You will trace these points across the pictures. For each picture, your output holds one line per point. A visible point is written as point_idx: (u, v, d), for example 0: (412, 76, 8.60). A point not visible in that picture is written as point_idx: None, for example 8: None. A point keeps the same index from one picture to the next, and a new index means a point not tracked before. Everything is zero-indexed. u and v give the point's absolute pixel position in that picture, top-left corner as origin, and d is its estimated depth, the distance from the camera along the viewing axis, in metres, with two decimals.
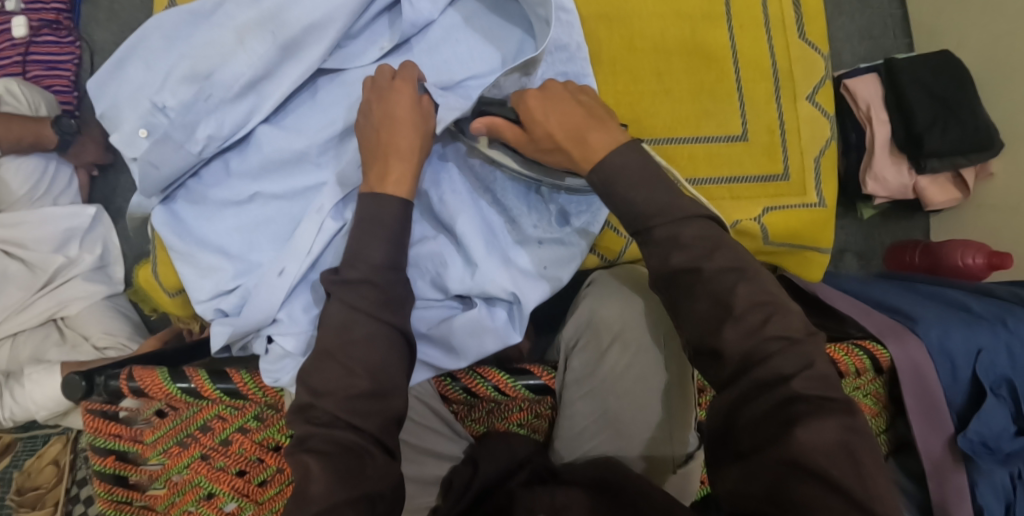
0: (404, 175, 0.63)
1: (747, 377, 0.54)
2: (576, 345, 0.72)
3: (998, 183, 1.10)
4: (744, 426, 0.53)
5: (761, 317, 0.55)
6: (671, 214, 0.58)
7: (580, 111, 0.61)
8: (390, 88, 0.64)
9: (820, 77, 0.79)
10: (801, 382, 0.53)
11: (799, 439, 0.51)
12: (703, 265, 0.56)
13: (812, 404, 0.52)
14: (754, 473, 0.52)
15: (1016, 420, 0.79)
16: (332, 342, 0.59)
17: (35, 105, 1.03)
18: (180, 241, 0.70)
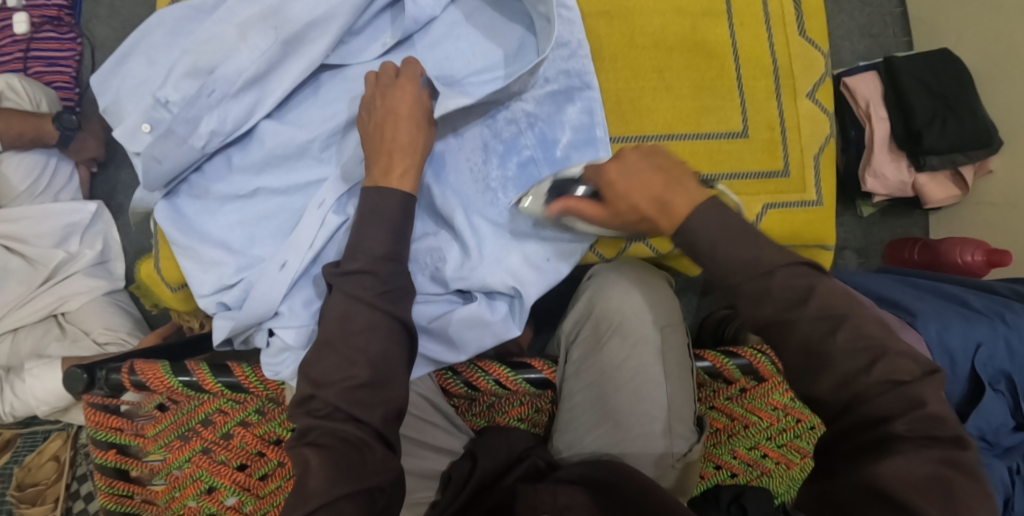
0: (408, 169, 0.63)
1: (851, 414, 0.51)
2: (576, 338, 0.74)
3: (997, 179, 1.10)
4: (837, 454, 0.52)
5: (866, 361, 0.50)
6: (759, 268, 0.53)
7: (660, 176, 0.57)
8: (392, 86, 0.65)
9: (820, 75, 0.78)
10: (902, 419, 0.49)
11: (882, 469, 0.49)
12: (794, 318, 0.52)
13: (914, 444, 0.49)
14: (832, 500, 0.51)
15: (1015, 414, 0.81)
16: (332, 332, 0.59)
17: (35, 101, 1.02)
18: (181, 235, 0.69)
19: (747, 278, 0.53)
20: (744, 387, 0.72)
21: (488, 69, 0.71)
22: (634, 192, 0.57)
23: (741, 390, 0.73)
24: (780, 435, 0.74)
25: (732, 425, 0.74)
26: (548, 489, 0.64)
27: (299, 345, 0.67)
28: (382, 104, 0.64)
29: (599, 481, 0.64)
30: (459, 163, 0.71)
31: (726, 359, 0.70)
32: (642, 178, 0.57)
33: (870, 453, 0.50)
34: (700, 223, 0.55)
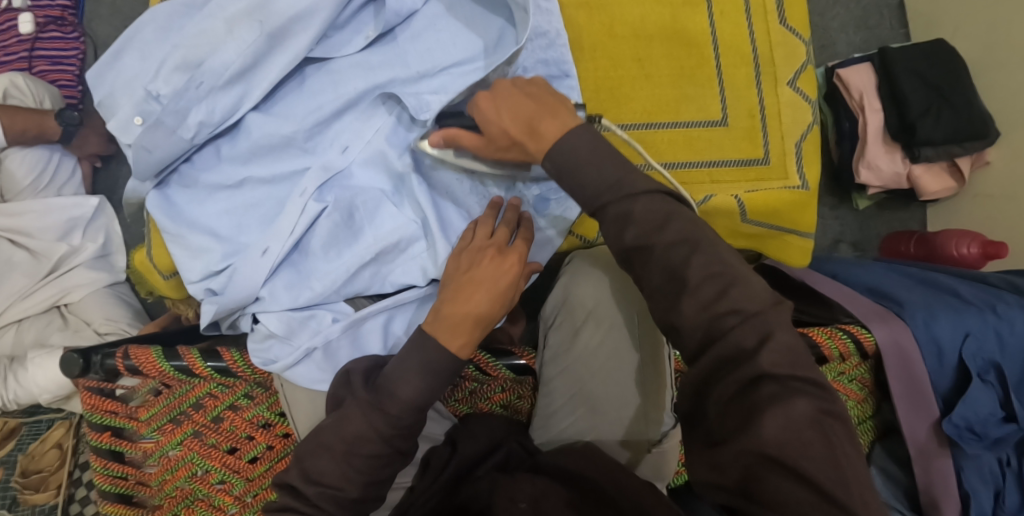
0: (466, 343, 0.62)
1: (709, 355, 0.54)
2: (553, 323, 0.74)
3: (995, 170, 1.10)
4: (713, 412, 0.54)
5: (718, 290, 0.54)
6: (623, 191, 0.58)
7: (531, 103, 0.61)
8: (480, 255, 0.65)
9: (802, 62, 0.78)
10: (767, 359, 0.52)
11: (763, 428, 0.51)
12: (654, 242, 0.56)
13: (779, 386, 0.52)
14: (722, 464, 0.53)
15: (1004, 406, 0.79)
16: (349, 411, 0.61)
17: (39, 98, 1.05)
18: (170, 223, 0.71)
19: (611, 198, 0.57)
20: None
21: (469, 60, 0.72)
22: (506, 113, 0.61)
23: None
24: None
25: None
26: (527, 479, 0.63)
27: (283, 332, 0.69)
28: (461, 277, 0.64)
29: (569, 475, 0.65)
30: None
31: None
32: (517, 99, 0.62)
33: (752, 410, 0.52)
34: (567, 141, 0.59)
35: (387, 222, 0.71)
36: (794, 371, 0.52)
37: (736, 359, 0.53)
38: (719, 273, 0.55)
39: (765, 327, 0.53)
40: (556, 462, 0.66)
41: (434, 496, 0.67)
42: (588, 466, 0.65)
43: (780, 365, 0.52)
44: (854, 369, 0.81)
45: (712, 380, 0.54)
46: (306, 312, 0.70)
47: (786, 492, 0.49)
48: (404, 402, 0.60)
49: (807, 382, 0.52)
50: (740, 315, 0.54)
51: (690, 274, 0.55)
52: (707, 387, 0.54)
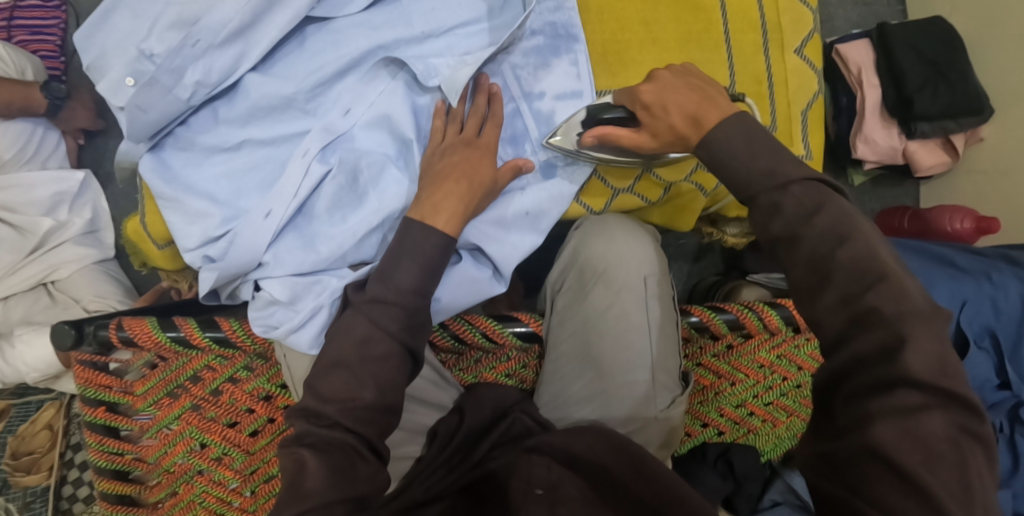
0: (454, 214, 0.64)
1: (844, 350, 0.52)
2: (561, 288, 0.76)
3: (987, 147, 1.10)
4: (838, 403, 0.52)
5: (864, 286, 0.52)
6: (776, 179, 0.57)
7: (694, 96, 0.63)
8: (467, 144, 0.68)
9: (808, 30, 0.86)
10: (914, 363, 0.49)
11: (881, 431, 0.49)
12: (802, 232, 0.55)
13: (923, 393, 0.49)
14: (839, 458, 0.50)
15: (998, 372, 0.81)
16: (350, 354, 0.60)
17: (21, 69, 1.02)
18: (166, 187, 0.70)
19: (764, 189, 0.57)
20: (730, 343, 0.75)
21: (475, 21, 0.72)
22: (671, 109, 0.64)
23: (727, 347, 0.76)
24: (766, 393, 0.79)
25: (718, 382, 0.78)
26: (542, 463, 0.65)
27: (287, 298, 0.68)
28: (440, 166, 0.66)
29: (575, 462, 0.65)
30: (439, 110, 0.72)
31: (714, 314, 0.73)
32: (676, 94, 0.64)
33: (875, 413, 0.49)
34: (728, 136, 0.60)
35: (389, 184, 0.70)
36: (934, 380, 0.49)
37: (880, 357, 0.50)
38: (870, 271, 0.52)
39: (899, 331, 0.50)
40: (557, 440, 0.66)
41: (440, 467, 0.69)
42: (602, 453, 0.64)
43: (920, 371, 0.49)
44: None
45: (842, 373, 0.52)
46: (310, 278, 0.69)
47: (892, 499, 0.47)
48: (400, 288, 0.61)
49: (950, 395, 0.49)
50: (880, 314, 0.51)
51: (836, 268, 0.53)
52: (837, 378, 0.52)
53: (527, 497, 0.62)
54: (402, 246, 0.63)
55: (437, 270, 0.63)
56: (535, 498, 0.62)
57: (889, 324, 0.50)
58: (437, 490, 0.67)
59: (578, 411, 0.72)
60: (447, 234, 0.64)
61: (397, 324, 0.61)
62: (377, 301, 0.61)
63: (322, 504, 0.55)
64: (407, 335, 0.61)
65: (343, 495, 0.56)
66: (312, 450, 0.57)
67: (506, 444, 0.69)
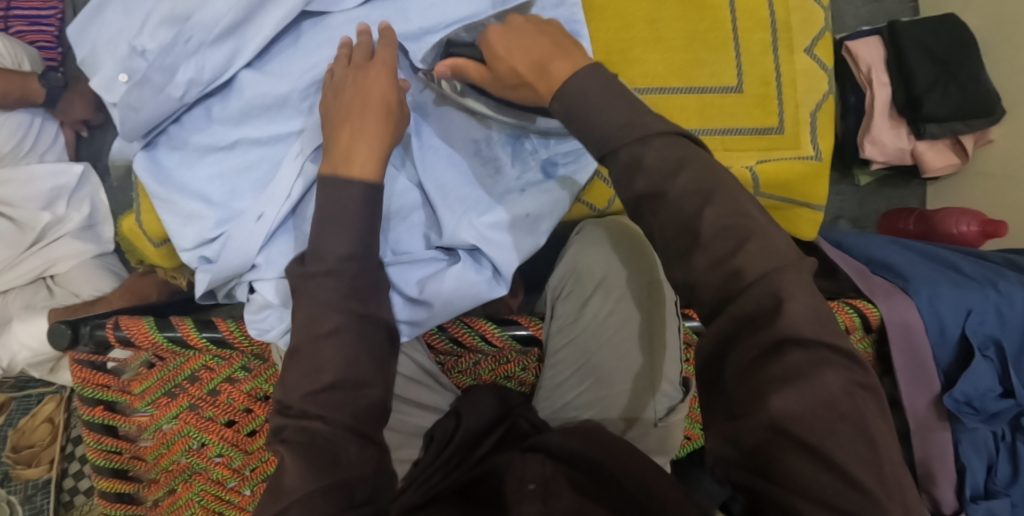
0: (371, 158, 0.61)
1: (727, 316, 0.49)
2: (561, 294, 0.75)
3: (997, 149, 1.09)
4: (727, 381, 0.49)
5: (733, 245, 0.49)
6: (635, 132, 0.53)
7: (543, 42, 0.59)
8: (364, 70, 0.64)
9: (819, 29, 0.84)
10: (791, 323, 0.47)
11: (776, 402, 0.46)
12: (667, 188, 0.51)
13: (807, 353, 0.47)
14: (742, 434, 0.48)
15: (1001, 380, 0.79)
16: (303, 339, 0.57)
17: (17, 59, 0.98)
18: (161, 188, 0.69)
19: (625, 142, 0.52)
20: None
21: (474, 17, 0.70)
22: (517, 57, 0.60)
23: None
24: None
25: None
26: (537, 460, 0.63)
27: (282, 301, 0.67)
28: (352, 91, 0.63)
29: (573, 457, 0.65)
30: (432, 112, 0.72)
31: None
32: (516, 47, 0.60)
33: (771, 381, 0.47)
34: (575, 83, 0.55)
35: (406, 202, 0.72)
36: (820, 336, 0.47)
37: (754, 321, 0.48)
38: (734, 227, 0.50)
39: (776, 291, 0.48)
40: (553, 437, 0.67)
41: (438, 470, 0.68)
42: (597, 449, 0.65)
43: (801, 329, 0.47)
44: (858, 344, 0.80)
45: (731, 341, 0.49)
46: None
47: (804, 472, 0.45)
48: (334, 254, 0.58)
49: (836, 350, 0.48)
50: (749, 276, 0.49)
51: (702, 227, 0.50)
52: (722, 353, 0.49)
53: (521, 493, 0.60)
54: (326, 213, 0.59)
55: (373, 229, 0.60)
56: (529, 494, 0.59)
57: (762, 286, 0.48)
58: (434, 489, 0.66)
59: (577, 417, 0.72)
60: (368, 182, 0.60)
61: (338, 290, 0.58)
62: (312, 277, 0.58)
63: (304, 496, 0.52)
64: (353, 302, 0.58)
65: (326, 483, 0.53)
66: (286, 445, 0.54)
67: (507, 442, 0.70)
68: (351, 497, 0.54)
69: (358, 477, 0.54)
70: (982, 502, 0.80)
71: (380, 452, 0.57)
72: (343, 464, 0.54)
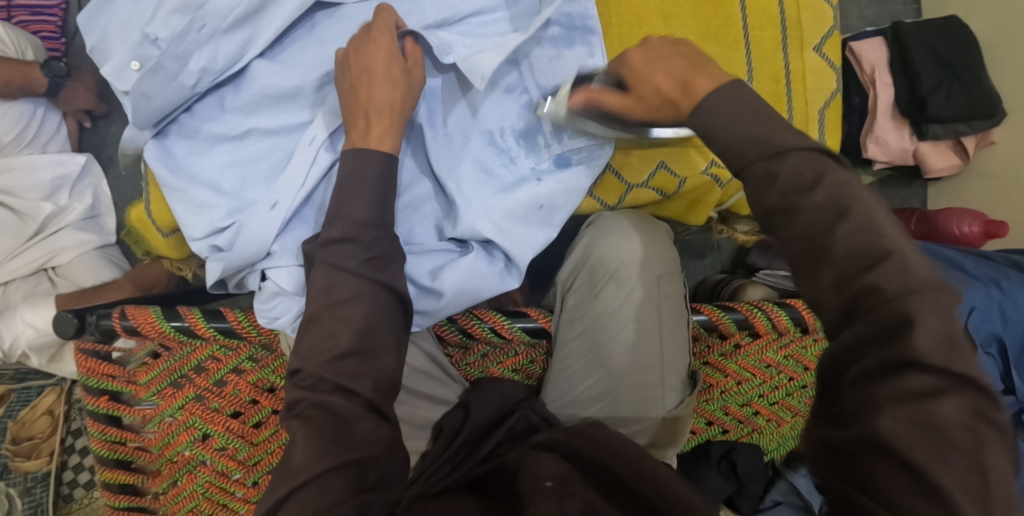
0: (387, 130, 0.63)
1: (849, 330, 0.47)
2: (573, 285, 0.75)
3: (998, 151, 1.10)
4: (838, 389, 0.48)
5: (868, 263, 0.47)
6: (770, 148, 0.50)
7: (682, 61, 0.56)
8: (366, 39, 0.64)
9: (828, 27, 0.85)
10: (919, 346, 0.44)
11: (886, 419, 0.44)
12: (800, 203, 0.49)
13: (929, 376, 0.44)
14: (841, 446, 0.47)
15: (1003, 378, 0.82)
16: (319, 307, 0.58)
17: (21, 49, 0.99)
18: (171, 177, 0.69)
19: (761, 157, 0.50)
20: (738, 343, 0.75)
21: (489, 10, 0.72)
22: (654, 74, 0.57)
23: (735, 347, 0.75)
24: (772, 393, 0.79)
25: (724, 381, 0.77)
26: (552, 458, 0.63)
27: (293, 288, 0.67)
28: (355, 62, 0.63)
29: (577, 457, 0.65)
30: (455, 98, 0.72)
31: (723, 314, 0.73)
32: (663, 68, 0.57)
33: (885, 398, 0.45)
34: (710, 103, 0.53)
35: (419, 194, 0.73)
36: (949, 365, 0.44)
37: (882, 337, 0.46)
38: (867, 252, 0.47)
39: (904, 315, 0.45)
40: (562, 435, 0.67)
41: (446, 463, 0.68)
42: (598, 449, 0.64)
43: (929, 358, 0.44)
44: None
45: (844, 357, 0.47)
46: None
47: (898, 490, 0.44)
48: (351, 220, 0.60)
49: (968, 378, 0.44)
50: (881, 296, 0.46)
51: (834, 245, 0.47)
52: (837, 362, 0.48)
53: (537, 490, 0.59)
54: (346, 183, 0.61)
55: (388, 200, 0.62)
56: (546, 490, 0.59)
57: (894, 306, 0.45)
58: (441, 485, 0.66)
59: (586, 410, 0.73)
60: (386, 152, 0.63)
61: (359, 256, 0.59)
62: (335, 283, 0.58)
63: (312, 476, 0.55)
64: (370, 268, 0.59)
65: (340, 461, 0.55)
66: (301, 422, 0.57)
67: (516, 439, 0.70)
68: (363, 475, 0.56)
69: (368, 457, 0.57)
70: None
71: (393, 430, 0.59)
72: (356, 442, 0.57)
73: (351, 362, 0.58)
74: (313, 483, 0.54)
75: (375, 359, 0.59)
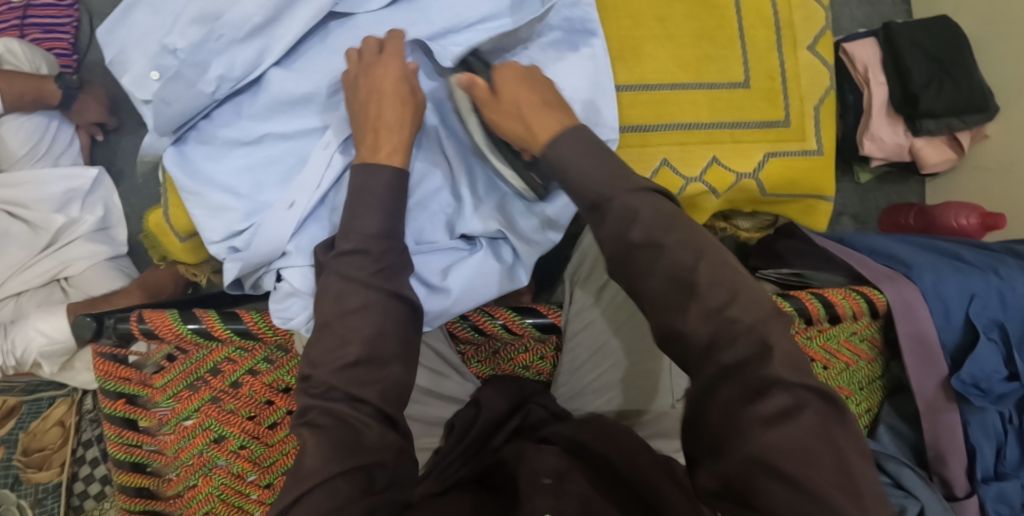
0: (396, 147, 0.65)
1: (713, 363, 0.52)
2: (580, 280, 0.78)
3: (992, 144, 1.12)
4: (708, 421, 0.52)
5: (725, 298, 0.53)
6: (620, 184, 0.58)
7: (532, 94, 0.63)
8: (376, 61, 0.66)
9: (819, 27, 0.87)
10: (775, 366, 0.51)
11: (762, 439, 0.49)
12: (663, 239, 0.55)
13: (785, 392, 0.50)
14: (723, 472, 0.50)
15: (1007, 363, 0.82)
16: (331, 314, 0.60)
17: (35, 64, 1.01)
18: (188, 181, 0.71)
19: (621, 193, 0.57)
20: None
21: (494, 17, 0.72)
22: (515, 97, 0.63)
23: None
24: None
25: None
26: (551, 452, 0.62)
27: (308, 288, 0.69)
28: (365, 83, 0.65)
29: (584, 451, 0.65)
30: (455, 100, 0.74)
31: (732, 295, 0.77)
32: (524, 91, 0.64)
33: (758, 420, 0.50)
34: (555, 144, 0.60)
35: (428, 191, 0.73)
36: (802, 380, 0.51)
37: (741, 367, 0.52)
38: (718, 291, 0.54)
39: (763, 337, 0.52)
40: (569, 429, 0.67)
41: (456, 459, 0.69)
42: (607, 444, 0.65)
43: (784, 374, 0.51)
44: (865, 329, 0.82)
45: (717, 382, 0.52)
46: None
47: (783, 500, 0.48)
48: (362, 233, 0.62)
49: (812, 388, 0.51)
50: (742, 325, 0.52)
51: (698, 279, 0.54)
52: (706, 395, 0.52)
53: (536, 486, 0.58)
54: (357, 198, 0.63)
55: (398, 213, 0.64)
56: (544, 487, 0.58)
57: (753, 334, 0.52)
58: (453, 478, 0.67)
59: (593, 401, 0.74)
60: (396, 167, 0.64)
61: (369, 267, 0.61)
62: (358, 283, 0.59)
63: (322, 480, 0.56)
64: (380, 279, 0.61)
65: (348, 466, 0.57)
66: (312, 429, 0.58)
67: (521, 434, 0.70)
68: (369, 480, 0.57)
69: (376, 462, 0.58)
70: (994, 483, 0.81)
71: (400, 438, 0.61)
72: (365, 448, 0.58)
73: (359, 372, 0.59)
74: (321, 489, 0.55)
75: (380, 349, 0.60)
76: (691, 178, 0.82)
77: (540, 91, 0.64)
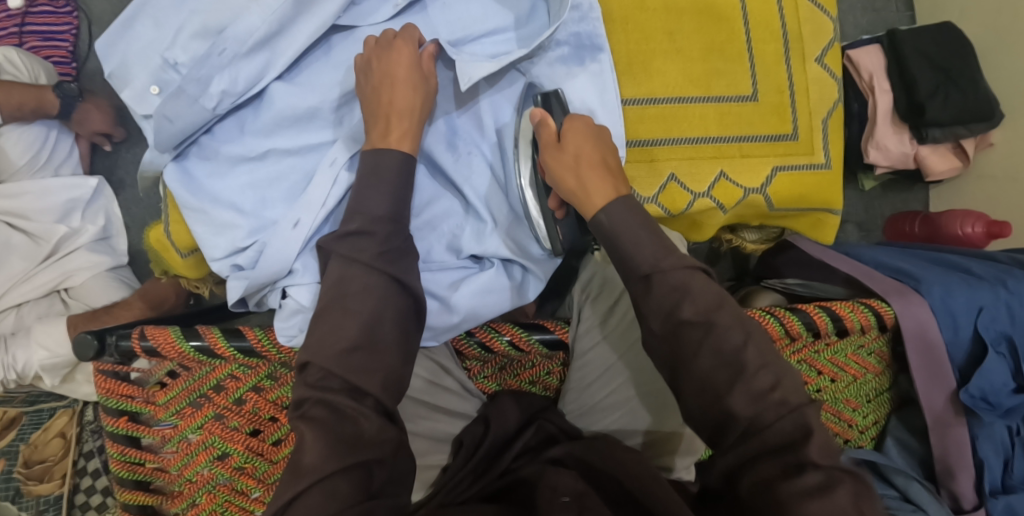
0: (406, 133, 0.64)
1: (749, 445, 0.56)
2: (590, 296, 0.77)
3: (997, 153, 1.11)
4: (746, 492, 0.55)
5: (772, 382, 0.58)
6: (675, 259, 0.61)
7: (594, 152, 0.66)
8: (389, 48, 0.66)
9: (828, 40, 0.86)
10: (813, 450, 0.54)
11: (800, 510, 0.51)
12: (715, 317, 0.59)
13: (823, 471, 0.53)
14: None
15: (1015, 376, 0.81)
16: (325, 299, 0.60)
17: (34, 74, 1.00)
18: (192, 198, 0.70)
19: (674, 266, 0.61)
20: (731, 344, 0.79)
21: (500, 31, 0.72)
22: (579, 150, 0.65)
23: None
24: None
25: None
26: (569, 475, 0.62)
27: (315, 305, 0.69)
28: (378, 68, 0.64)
29: (591, 471, 0.66)
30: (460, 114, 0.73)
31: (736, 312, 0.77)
32: (589, 148, 0.66)
33: (794, 494, 0.52)
34: (610, 210, 0.63)
35: (438, 212, 0.74)
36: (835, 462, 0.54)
37: (781, 448, 0.55)
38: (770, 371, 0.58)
39: (804, 421, 0.56)
40: (578, 449, 0.68)
41: (466, 476, 0.69)
42: (614, 466, 0.65)
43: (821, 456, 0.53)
44: (873, 342, 0.82)
45: (753, 459, 0.56)
46: None
47: None
48: (371, 214, 0.61)
49: (850, 475, 0.54)
50: (786, 406, 0.57)
51: (747, 360, 0.58)
52: (744, 470, 0.56)
53: (554, 502, 0.59)
54: (368, 180, 0.63)
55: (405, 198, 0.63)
56: (563, 504, 0.58)
57: (795, 417, 0.56)
58: (462, 498, 0.67)
59: (605, 418, 0.74)
60: (406, 152, 0.64)
61: (374, 249, 0.60)
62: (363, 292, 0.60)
63: (321, 477, 0.55)
64: (383, 261, 0.60)
65: (346, 463, 0.56)
66: (310, 425, 0.57)
67: (530, 452, 0.70)
68: (368, 478, 0.57)
69: (375, 459, 0.58)
70: (1001, 496, 0.81)
71: (397, 430, 0.60)
72: (363, 443, 0.57)
73: (356, 360, 0.59)
74: (323, 485, 0.55)
75: (385, 369, 0.60)
76: (697, 193, 0.81)
77: (602, 152, 0.66)
